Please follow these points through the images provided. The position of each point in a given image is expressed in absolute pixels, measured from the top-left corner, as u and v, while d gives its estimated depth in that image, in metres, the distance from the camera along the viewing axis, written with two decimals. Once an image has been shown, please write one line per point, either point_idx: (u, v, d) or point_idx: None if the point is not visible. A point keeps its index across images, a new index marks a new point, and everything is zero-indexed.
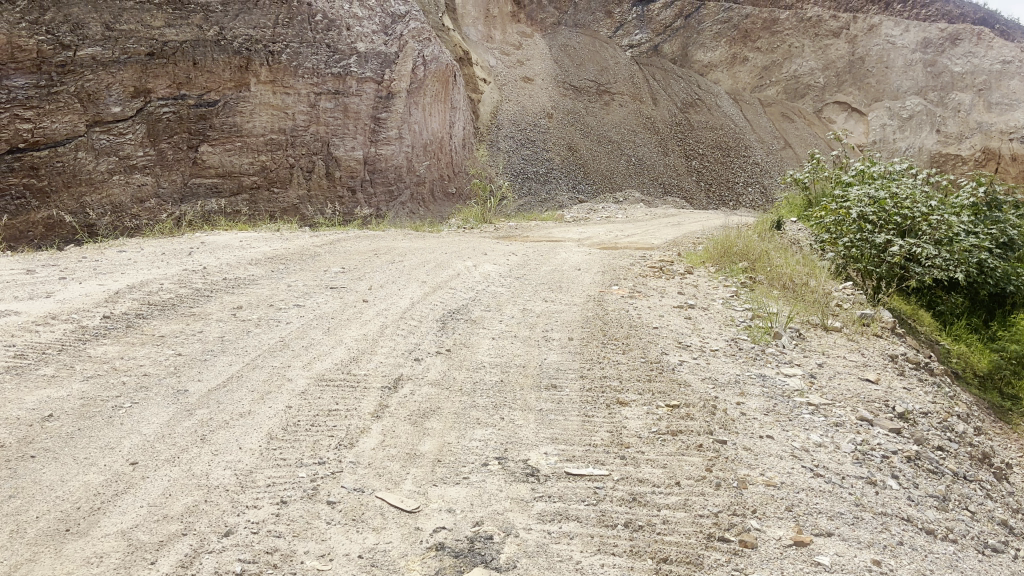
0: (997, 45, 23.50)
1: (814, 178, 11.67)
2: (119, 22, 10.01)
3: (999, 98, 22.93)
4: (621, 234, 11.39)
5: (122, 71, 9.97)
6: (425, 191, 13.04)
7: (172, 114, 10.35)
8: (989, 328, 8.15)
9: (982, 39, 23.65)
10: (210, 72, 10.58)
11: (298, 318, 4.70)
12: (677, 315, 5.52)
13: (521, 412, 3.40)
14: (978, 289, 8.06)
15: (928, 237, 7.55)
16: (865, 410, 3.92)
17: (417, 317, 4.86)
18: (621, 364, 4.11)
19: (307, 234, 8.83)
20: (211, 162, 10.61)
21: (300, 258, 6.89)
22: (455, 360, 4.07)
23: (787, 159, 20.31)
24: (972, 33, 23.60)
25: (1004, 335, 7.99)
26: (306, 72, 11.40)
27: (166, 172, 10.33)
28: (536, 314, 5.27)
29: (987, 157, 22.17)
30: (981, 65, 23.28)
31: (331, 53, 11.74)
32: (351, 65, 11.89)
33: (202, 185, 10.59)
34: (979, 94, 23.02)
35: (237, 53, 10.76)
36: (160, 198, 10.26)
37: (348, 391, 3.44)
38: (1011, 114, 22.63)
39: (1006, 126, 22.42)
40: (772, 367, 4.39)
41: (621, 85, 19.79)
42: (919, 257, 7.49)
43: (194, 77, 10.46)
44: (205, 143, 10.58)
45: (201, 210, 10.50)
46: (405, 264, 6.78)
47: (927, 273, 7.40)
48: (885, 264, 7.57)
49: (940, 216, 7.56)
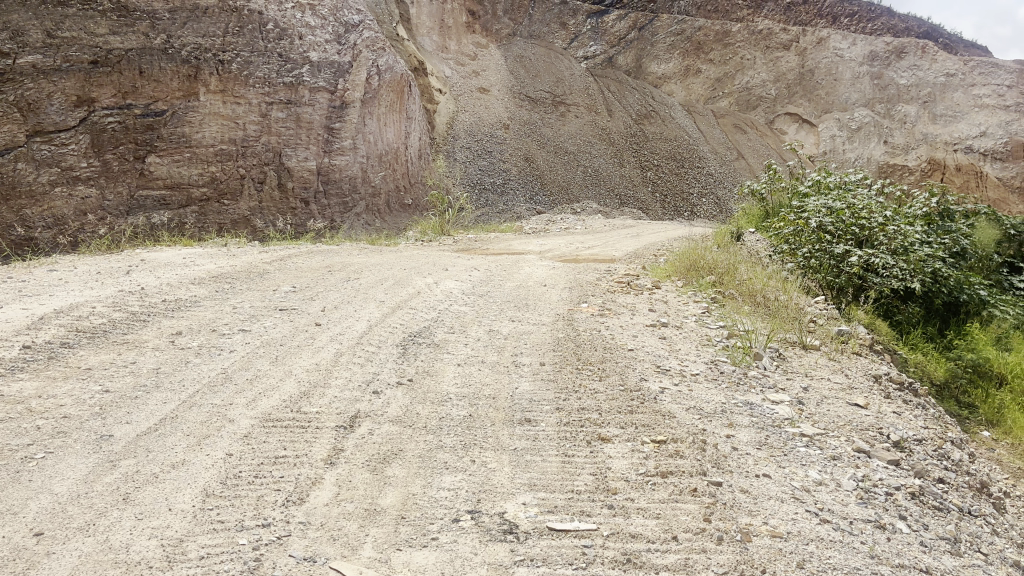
0: (941, 58, 24.11)
1: (771, 188, 11.51)
2: (62, 30, 9.67)
3: (943, 109, 23.43)
4: (582, 246, 11.11)
5: (64, 79, 9.62)
6: (380, 202, 12.59)
7: (117, 124, 9.94)
8: (945, 336, 7.95)
9: (925, 53, 24.16)
10: (157, 81, 10.20)
11: (244, 345, 4.30)
12: (651, 335, 5.23)
13: (493, 452, 3.06)
14: (933, 298, 7.94)
15: (884, 246, 7.46)
16: (860, 440, 3.63)
17: (375, 341, 4.49)
18: (598, 395, 3.76)
19: (255, 250, 8.34)
20: (159, 173, 10.14)
21: (247, 276, 6.44)
22: (417, 393, 3.69)
23: (741, 170, 20.26)
24: (917, 46, 24.12)
25: (960, 343, 7.80)
26: (257, 81, 10.99)
27: (112, 183, 9.88)
28: (503, 336, 4.92)
29: (934, 168, 22.23)
30: (925, 79, 23.78)
31: (283, 62, 11.32)
32: (304, 75, 11.48)
33: (150, 198, 10.10)
34: (923, 106, 23.50)
35: (185, 61, 10.39)
36: (105, 210, 9.80)
37: (297, 434, 3.06)
38: (956, 125, 23.14)
39: (950, 137, 22.88)
40: (757, 394, 4.09)
41: (576, 96, 19.62)
42: (876, 267, 7.36)
43: (140, 85, 10.07)
44: (152, 154, 10.14)
45: (146, 222, 10.01)
46: (361, 282, 6.39)
47: (886, 282, 7.29)
48: (844, 274, 7.50)
49: (896, 226, 7.45)
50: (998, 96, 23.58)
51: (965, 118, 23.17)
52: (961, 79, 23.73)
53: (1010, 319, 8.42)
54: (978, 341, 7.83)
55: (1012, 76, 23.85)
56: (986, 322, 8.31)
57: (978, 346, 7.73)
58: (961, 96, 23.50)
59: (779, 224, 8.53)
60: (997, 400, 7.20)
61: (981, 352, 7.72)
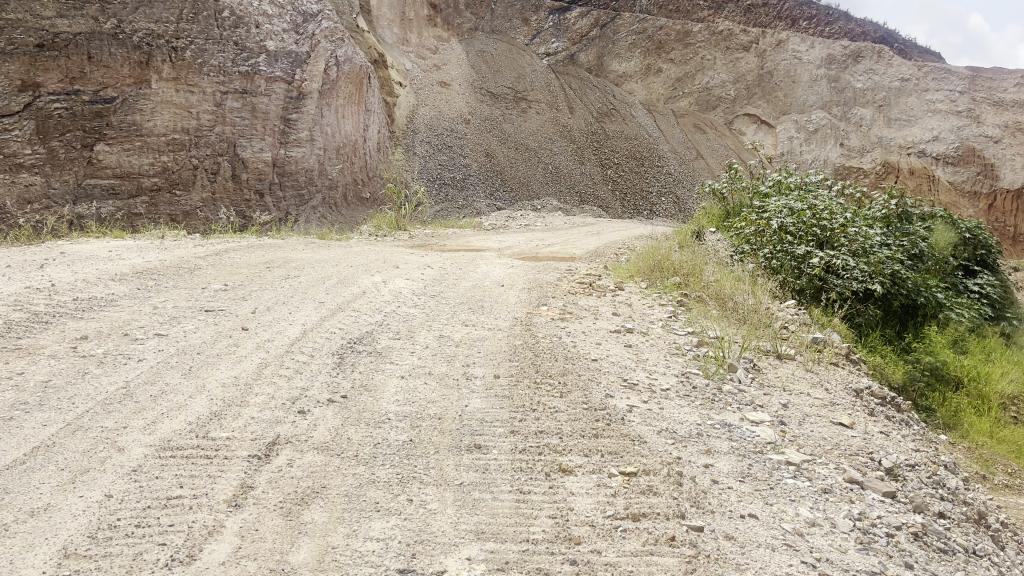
0: (896, 63, 24.10)
1: (732, 188, 11.21)
2: (7, 12, 9.50)
3: (898, 113, 23.43)
4: (542, 243, 10.67)
5: (8, 63, 9.44)
6: (337, 195, 12.04)
7: (63, 109, 9.72)
8: (904, 339, 7.67)
9: (881, 57, 24.21)
10: (107, 67, 9.94)
11: (156, 353, 3.76)
12: (615, 342, 4.80)
13: (433, 489, 2.60)
14: (891, 299, 7.63)
15: (846, 248, 7.31)
16: (853, 468, 3.23)
17: (307, 350, 3.97)
18: (559, 416, 3.30)
19: (190, 243, 7.71)
20: (107, 162, 9.84)
21: (174, 272, 5.88)
22: (352, 412, 3.22)
23: (700, 170, 19.98)
24: (873, 50, 24.17)
25: (918, 346, 7.52)
26: (211, 70, 10.62)
27: (58, 171, 9.61)
28: (453, 344, 4.43)
29: (887, 171, 22.12)
30: (880, 83, 23.78)
31: (238, 50, 10.92)
32: (260, 64, 11.09)
33: (98, 187, 9.80)
34: (879, 110, 23.46)
35: (137, 48, 10.10)
36: (50, 199, 9.51)
37: (199, 468, 2.55)
38: (909, 130, 23.15)
39: (904, 141, 22.88)
40: (735, 413, 3.68)
41: (537, 92, 19.19)
42: (837, 269, 7.20)
43: (88, 71, 9.85)
44: (100, 141, 9.86)
45: (92, 212, 9.69)
46: (300, 280, 5.86)
47: (847, 284, 7.08)
48: (804, 276, 7.25)
49: (857, 228, 7.36)
50: (951, 102, 23.56)
51: (919, 122, 23.17)
52: (915, 84, 23.76)
53: (965, 323, 8.27)
54: (936, 344, 7.57)
55: (964, 82, 23.95)
56: (943, 324, 8.09)
57: (935, 349, 7.45)
58: (915, 100, 23.51)
59: (741, 224, 8.30)
60: (953, 404, 7.01)
61: (939, 355, 7.46)
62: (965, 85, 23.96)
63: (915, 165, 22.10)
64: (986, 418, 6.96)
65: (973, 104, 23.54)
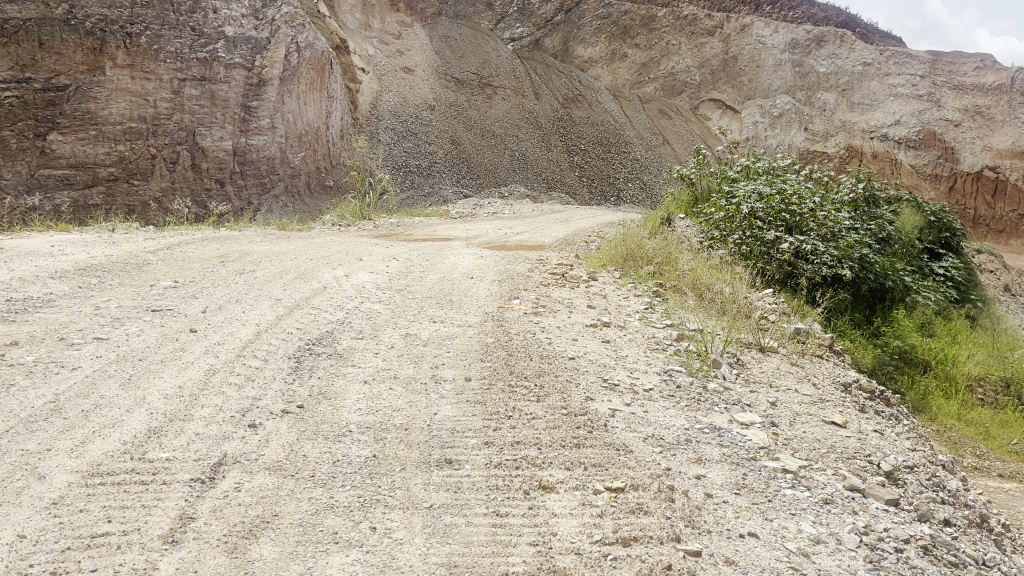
0: (858, 48, 24.03)
1: (699, 173, 11.01)
2: None
3: (860, 98, 23.39)
4: (510, 231, 10.39)
5: None
6: (300, 184, 11.65)
7: (14, 98, 9.47)
8: (872, 323, 7.53)
9: (844, 42, 24.12)
10: (59, 54, 9.67)
11: (93, 360, 3.42)
12: (592, 338, 4.55)
13: (399, 513, 2.32)
14: (860, 284, 7.39)
15: (815, 233, 7.19)
16: (852, 475, 3.01)
17: (261, 353, 3.67)
18: (536, 424, 3.03)
19: (141, 236, 7.31)
20: (61, 151, 9.62)
21: (121, 268, 5.51)
22: (308, 424, 2.94)
23: (666, 155, 19.79)
24: (836, 35, 24.09)
25: (887, 330, 7.37)
26: (167, 56, 10.32)
27: (8, 162, 9.37)
28: (421, 343, 4.15)
29: (850, 155, 22.32)
30: (844, 67, 23.71)
31: (196, 37, 10.62)
32: (218, 50, 10.76)
33: (51, 177, 9.55)
34: (842, 94, 23.43)
35: (90, 33, 9.79)
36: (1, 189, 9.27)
37: (132, 497, 2.24)
38: (872, 114, 23.12)
39: (867, 125, 22.87)
40: (723, 414, 3.44)
41: (502, 78, 18.86)
42: (807, 254, 7.06)
43: (40, 58, 9.60)
44: (54, 131, 9.61)
45: (47, 203, 9.45)
46: (256, 275, 5.52)
47: (817, 269, 6.95)
48: (774, 262, 7.10)
49: (826, 213, 7.23)
50: (912, 86, 23.50)
51: (881, 106, 23.14)
52: (877, 69, 23.70)
53: (932, 305, 8.14)
54: (905, 328, 7.40)
55: (926, 66, 23.83)
56: (911, 308, 7.92)
57: (903, 332, 7.31)
58: (877, 85, 23.45)
59: (710, 211, 8.08)
60: (922, 387, 6.92)
61: (907, 339, 7.32)
62: (926, 69, 23.80)
63: (877, 148, 22.28)
64: (953, 401, 6.92)
65: (934, 88, 23.51)
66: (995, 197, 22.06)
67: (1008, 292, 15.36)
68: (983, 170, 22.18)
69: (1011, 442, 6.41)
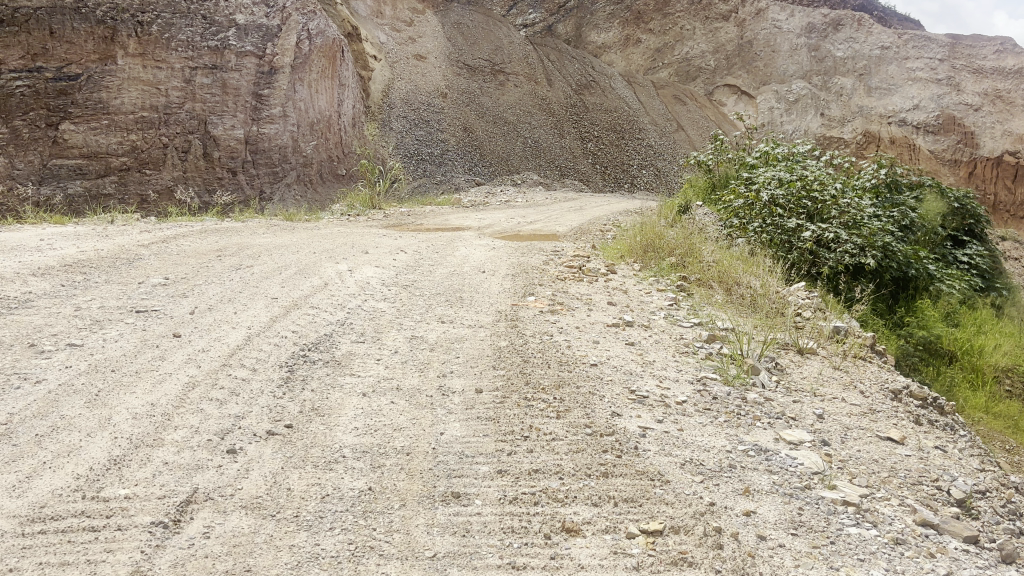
0: (876, 31, 23.46)
1: (718, 160, 10.52)
2: None
3: (878, 83, 22.73)
4: (524, 221, 9.97)
5: None
6: (311, 173, 11.27)
7: (26, 88, 9.18)
8: (894, 314, 7.10)
9: (862, 25, 23.56)
10: (71, 42, 9.41)
11: (59, 370, 3.02)
12: (615, 340, 4.15)
13: (396, 566, 1.95)
14: (883, 274, 6.90)
15: (837, 221, 6.74)
16: (922, 506, 2.61)
17: (250, 362, 3.30)
18: (557, 447, 2.65)
19: (137, 229, 6.93)
20: (73, 141, 9.28)
21: (110, 264, 5.16)
22: (296, 449, 2.56)
23: (680, 142, 19.28)
24: (853, 19, 23.54)
25: (911, 321, 6.93)
26: (179, 44, 10.04)
27: (21, 152, 9.05)
28: (427, 347, 3.77)
29: (868, 140, 21.19)
30: (861, 51, 23.13)
31: (207, 25, 10.34)
32: (229, 39, 10.46)
33: (64, 167, 9.21)
34: (859, 79, 22.78)
35: (100, 22, 9.53)
36: (14, 179, 8.94)
37: (75, 552, 1.90)
38: (890, 99, 22.44)
39: (884, 110, 22.21)
40: (766, 432, 3.05)
41: (515, 65, 18.41)
42: (829, 243, 6.64)
43: (51, 47, 9.33)
44: (66, 120, 9.29)
45: (60, 193, 9.10)
46: (253, 271, 5.15)
47: (840, 259, 6.47)
48: (795, 251, 6.69)
49: (849, 200, 6.77)
50: (931, 70, 22.80)
51: (899, 91, 22.45)
52: (895, 53, 23.08)
53: (957, 295, 7.71)
54: (930, 319, 7.00)
55: (944, 50, 23.19)
56: (935, 297, 7.50)
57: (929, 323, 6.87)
58: (895, 69, 22.82)
59: (728, 198, 7.67)
60: (947, 378, 6.45)
61: (933, 330, 6.88)
62: (945, 53, 23.17)
63: (894, 134, 21.09)
64: (980, 394, 6.42)
65: (953, 72, 22.82)
66: (1016, 182, 20.48)
67: None
68: (1004, 156, 20.89)
69: None
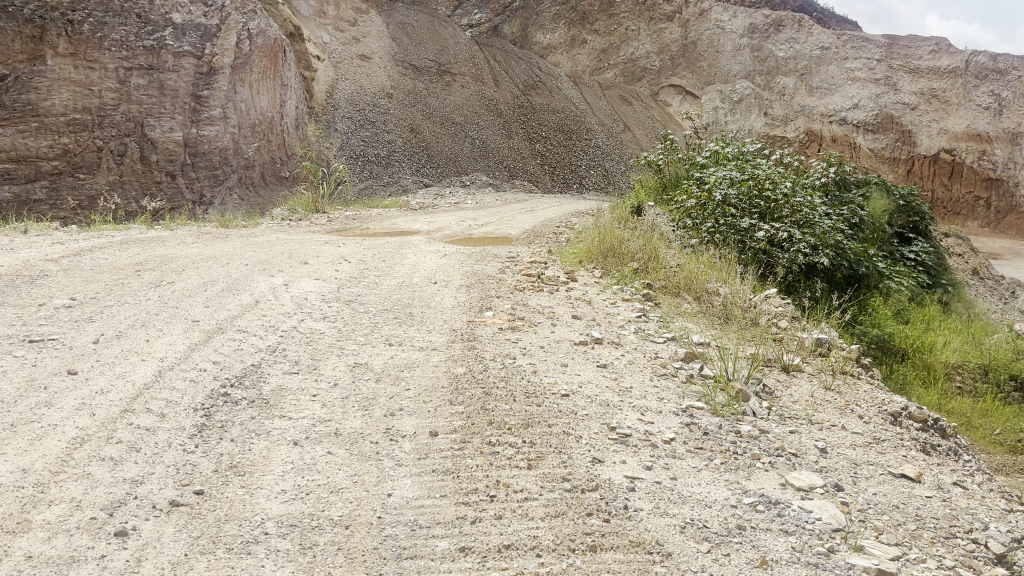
0: (816, 32, 23.40)
1: (668, 160, 10.10)
2: None
3: (819, 82, 22.80)
4: (474, 224, 9.49)
5: None
6: (254, 175, 10.54)
7: None
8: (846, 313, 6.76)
9: (802, 26, 23.49)
10: None
11: None
12: (586, 363, 3.68)
13: None
14: (834, 272, 6.58)
15: (789, 220, 6.43)
16: (966, 570, 2.20)
17: (158, 406, 2.75)
18: (532, 512, 2.18)
19: (42, 241, 6.18)
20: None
21: (7, 283, 4.52)
22: (203, 525, 2.04)
23: (627, 142, 18.96)
24: (794, 19, 23.44)
25: (863, 319, 6.60)
26: (112, 44, 9.36)
27: None
28: (372, 378, 3.25)
29: (810, 139, 21.61)
30: (802, 51, 23.09)
31: (141, 24, 9.65)
32: (165, 38, 9.78)
33: None
34: (801, 79, 22.79)
35: (28, 21, 8.88)
36: None
37: None
38: (831, 98, 22.55)
39: (826, 109, 22.33)
40: (772, 475, 2.63)
41: (461, 65, 17.90)
42: (783, 243, 6.30)
43: None
44: None
45: None
46: (174, 289, 4.57)
47: (794, 258, 6.17)
48: (748, 251, 6.35)
49: (802, 198, 6.48)
50: (869, 70, 22.96)
51: (839, 90, 22.61)
52: (834, 53, 23.09)
53: (906, 292, 7.43)
54: (882, 316, 6.68)
55: (882, 50, 23.21)
56: (886, 295, 7.19)
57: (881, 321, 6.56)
58: (835, 69, 22.90)
59: (681, 199, 7.24)
60: (900, 376, 6.12)
61: (884, 327, 6.55)
62: (882, 53, 23.18)
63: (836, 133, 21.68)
64: (933, 390, 6.06)
65: (890, 71, 22.94)
66: (952, 178, 21.74)
67: (977, 276, 14.72)
68: (941, 153, 21.81)
69: (996, 433, 5.59)
